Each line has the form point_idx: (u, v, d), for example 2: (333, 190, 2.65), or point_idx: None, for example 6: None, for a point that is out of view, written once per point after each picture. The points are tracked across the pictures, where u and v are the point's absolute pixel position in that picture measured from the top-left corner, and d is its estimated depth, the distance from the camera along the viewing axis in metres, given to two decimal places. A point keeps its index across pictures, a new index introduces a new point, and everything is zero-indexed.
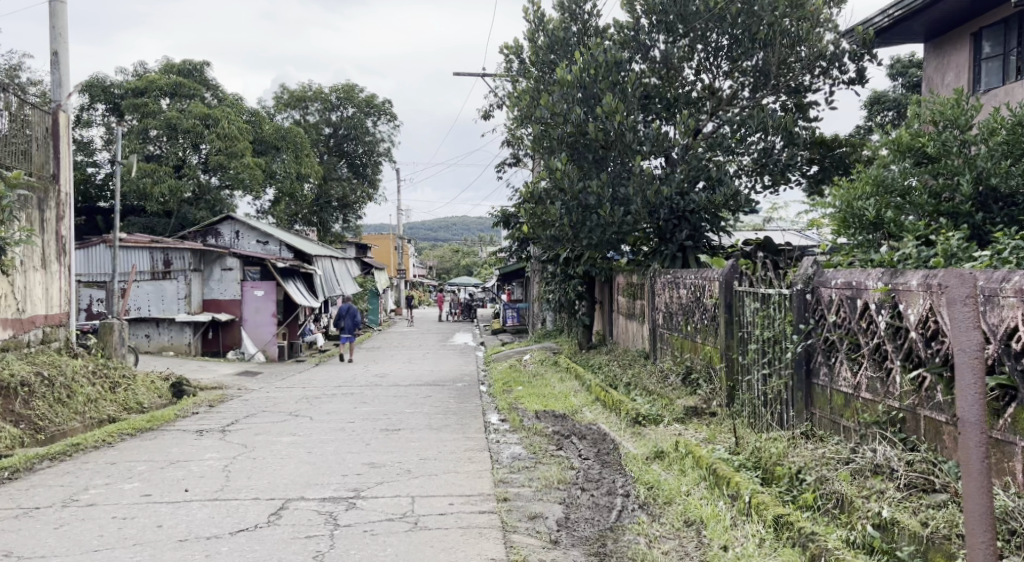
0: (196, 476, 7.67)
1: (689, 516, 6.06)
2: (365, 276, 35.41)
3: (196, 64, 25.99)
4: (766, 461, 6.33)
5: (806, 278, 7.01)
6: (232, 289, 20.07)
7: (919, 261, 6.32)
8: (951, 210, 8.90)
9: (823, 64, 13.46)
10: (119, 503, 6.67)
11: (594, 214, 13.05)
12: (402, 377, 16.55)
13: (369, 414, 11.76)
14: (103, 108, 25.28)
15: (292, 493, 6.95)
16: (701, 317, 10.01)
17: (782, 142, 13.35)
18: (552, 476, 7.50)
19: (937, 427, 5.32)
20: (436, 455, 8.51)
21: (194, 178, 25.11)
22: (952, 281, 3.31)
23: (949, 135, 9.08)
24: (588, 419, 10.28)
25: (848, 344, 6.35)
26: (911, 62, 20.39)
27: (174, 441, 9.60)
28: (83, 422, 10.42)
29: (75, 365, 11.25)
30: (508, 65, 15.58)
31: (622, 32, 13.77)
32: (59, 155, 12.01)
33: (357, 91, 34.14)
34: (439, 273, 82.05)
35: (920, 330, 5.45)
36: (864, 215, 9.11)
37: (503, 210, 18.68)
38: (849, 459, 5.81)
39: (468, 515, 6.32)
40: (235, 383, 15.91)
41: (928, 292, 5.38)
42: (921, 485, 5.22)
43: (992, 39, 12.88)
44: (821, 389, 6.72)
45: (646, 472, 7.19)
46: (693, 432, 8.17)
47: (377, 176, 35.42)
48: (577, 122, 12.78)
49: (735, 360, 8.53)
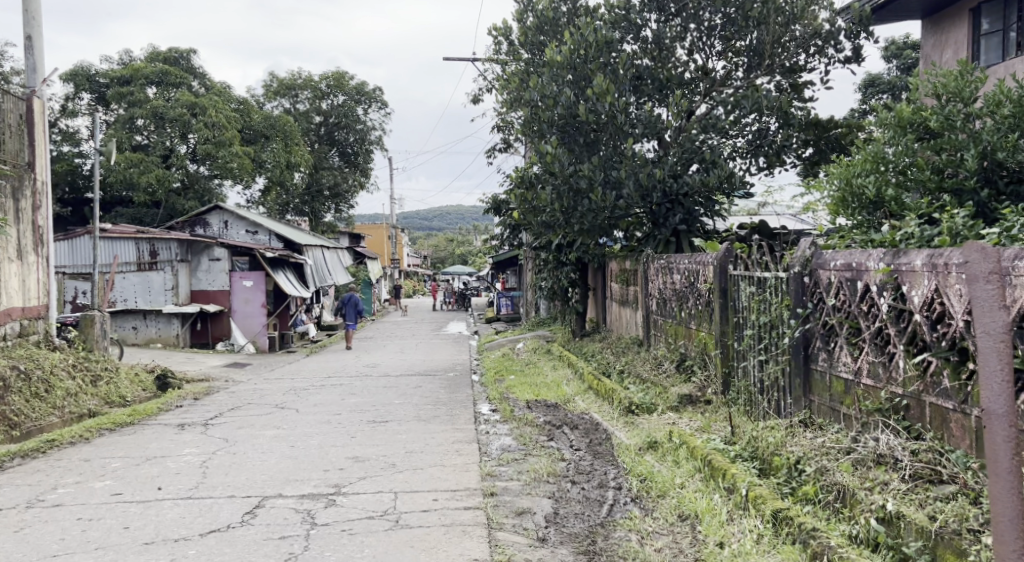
0: (171, 473, 7.37)
1: (683, 510, 5.79)
2: (357, 266, 35.19)
3: (182, 52, 25.60)
4: (763, 451, 6.07)
5: (804, 260, 6.71)
6: (220, 279, 19.64)
7: (923, 240, 6.00)
8: (955, 187, 8.54)
9: (818, 42, 13.18)
10: (87, 503, 6.39)
11: (585, 198, 12.65)
12: (392, 368, 16.23)
13: (357, 406, 11.46)
14: (89, 97, 24.85)
15: (269, 490, 6.66)
16: (696, 303, 9.72)
17: (776, 124, 13.10)
18: (542, 469, 7.23)
19: (944, 415, 5.02)
20: (422, 448, 8.23)
21: (182, 168, 24.72)
22: (972, 255, 2.99)
23: (953, 109, 8.77)
24: (580, 408, 10.01)
25: (848, 329, 6.08)
26: (906, 44, 20.11)
27: (154, 435, 9.30)
28: (61, 417, 10.11)
29: (53, 359, 10.92)
30: (497, 47, 15.17)
31: (612, 12, 13.45)
32: (34, 143, 11.63)
33: (347, 78, 33.72)
34: (433, 263, 81.75)
35: (925, 312, 5.17)
36: (864, 194, 8.86)
37: (495, 197, 18.33)
38: (850, 449, 5.54)
39: (452, 512, 6.04)
40: (223, 375, 15.62)
41: (934, 272, 5.09)
42: (927, 476, 4.95)
43: (991, 15, 12.61)
44: (820, 376, 6.45)
45: (639, 464, 6.94)
46: (687, 422, 7.89)
47: (369, 165, 35.07)
48: (567, 105, 12.46)
49: (731, 346, 8.25)
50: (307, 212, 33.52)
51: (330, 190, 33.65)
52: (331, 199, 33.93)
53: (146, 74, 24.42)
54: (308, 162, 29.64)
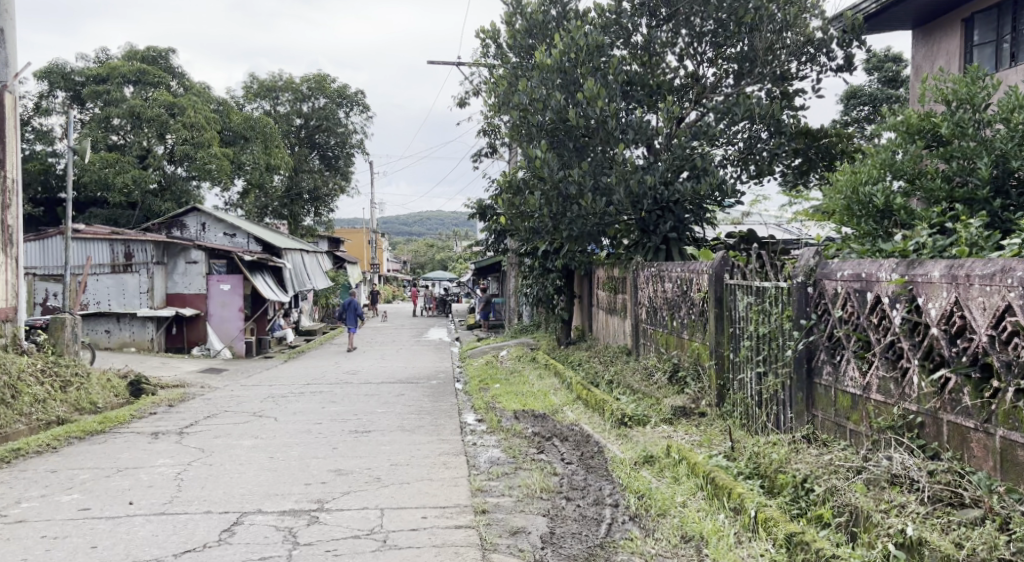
0: (144, 485, 7.03)
1: (686, 530, 5.52)
2: (336, 271, 34.82)
3: (161, 51, 25.11)
4: (765, 469, 5.83)
5: (808, 270, 6.45)
6: (196, 283, 19.13)
7: (936, 250, 5.82)
8: (966, 197, 8.41)
9: (810, 50, 12.94)
10: (53, 519, 6.05)
11: (573, 204, 12.40)
12: (373, 374, 15.86)
13: (338, 415, 11.10)
14: (63, 96, 24.29)
15: (248, 506, 6.33)
16: (689, 312, 9.46)
17: (768, 132, 12.88)
18: (534, 484, 6.93)
19: (963, 434, 4.81)
20: (409, 461, 7.90)
21: (159, 168, 24.25)
22: None
23: (964, 115, 8.59)
24: (569, 419, 9.72)
25: (856, 342, 5.81)
26: (888, 57, 20.04)
27: (126, 445, 8.94)
28: (28, 424, 9.76)
29: (22, 363, 10.54)
30: (484, 49, 14.90)
31: (603, 16, 13.21)
32: (5, 139, 11.19)
33: (329, 81, 33.31)
34: (413, 269, 81.12)
35: (943, 326, 4.94)
36: (872, 202, 8.65)
37: (479, 202, 17.89)
38: (861, 468, 5.29)
39: (443, 531, 5.74)
40: (199, 381, 15.21)
41: (953, 284, 4.86)
42: (947, 499, 4.71)
43: (985, 26, 12.48)
44: (824, 390, 6.20)
45: (635, 480, 6.65)
46: (684, 435, 7.60)
47: (349, 168, 34.71)
48: (557, 109, 12.24)
49: (726, 358, 7.99)
50: (286, 215, 33.03)
51: (310, 193, 33.27)
52: (310, 202, 33.53)
53: (123, 73, 23.97)
54: (288, 165, 29.22)
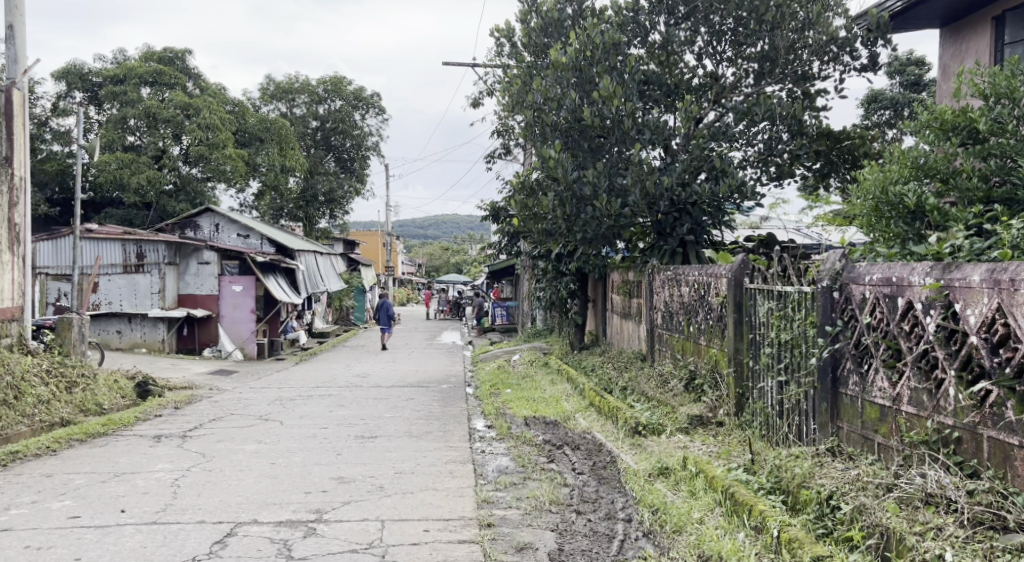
0: (138, 492, 6.76)
1: (704, 549, 5.15)
2: (349, 273, 34.66)
3: (179, 52, 24.88)
4: (788, 483, 5.48)
5: (833, 274, 6.09)
6: (208, 284, 18.95)
7: (972, 253, 5.53)
8: (1005, 196, 8.10)
9: (834, 49, 12.47)
10: (39, 528, 5.80)
11: (587, 205, 12.08)
12: (383, 378, 15.60)
13: (346, 419, 10.83)
14: (81, 96, 24.18)
15: (243, 516, 6.05)
16: (707, 318, 9.12)
17: (788, 134, 12.47)
18: (543, 495, 6.62)
19: (1006, 452, 4.47)
20: (413, 469, 7.61)
21: (173, 169, 24.10)
22: None
23: (1002, 111, 8.24)
24: (581, 427, 9.39)
25: (886, 351, 5.44)
26: (910, 60, 19.54)
27: (127, 448, 8.70)
28: (30, 425, 9.53)
29: (26, 363, 10.32)
30: (499, 49, 14.58)
31: (620, 14, 12.86)
32: (13, 136, 10.94)
33: (345, 83, 33.15)
34: (428, 271, 80.90)
35: (984, 334, 4.61)
36: (904, 202, 8.24)
37: (493, 204, 17.55)
38: (892, 485, 4.94)
39: (445, 547, 5.44)
40: (207, 382, 14.99)
41: (996, 289, 4.52)
42: (988, 521, 4.39)
43: (1018, 23, 12.04)
44: (850, 401, 5.83)
45: (649, 493, 6.31)
46: (701, 446, 7.26)
47: (365, 171, 34.48)
48: (572, 108, 11.93)
49: (745, 365, 7.66)
50: (301, 217, 32.89)
51: (325, 196, 33.11)
52: (326, 204, 33.34)
53: (140, 73, 23.80)
54: (303, 166, 29.01)
